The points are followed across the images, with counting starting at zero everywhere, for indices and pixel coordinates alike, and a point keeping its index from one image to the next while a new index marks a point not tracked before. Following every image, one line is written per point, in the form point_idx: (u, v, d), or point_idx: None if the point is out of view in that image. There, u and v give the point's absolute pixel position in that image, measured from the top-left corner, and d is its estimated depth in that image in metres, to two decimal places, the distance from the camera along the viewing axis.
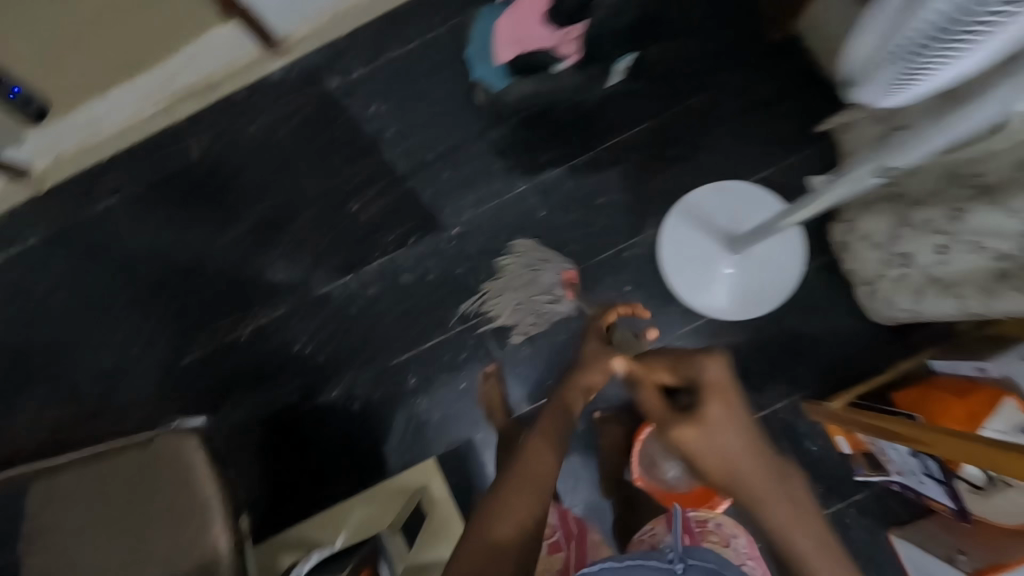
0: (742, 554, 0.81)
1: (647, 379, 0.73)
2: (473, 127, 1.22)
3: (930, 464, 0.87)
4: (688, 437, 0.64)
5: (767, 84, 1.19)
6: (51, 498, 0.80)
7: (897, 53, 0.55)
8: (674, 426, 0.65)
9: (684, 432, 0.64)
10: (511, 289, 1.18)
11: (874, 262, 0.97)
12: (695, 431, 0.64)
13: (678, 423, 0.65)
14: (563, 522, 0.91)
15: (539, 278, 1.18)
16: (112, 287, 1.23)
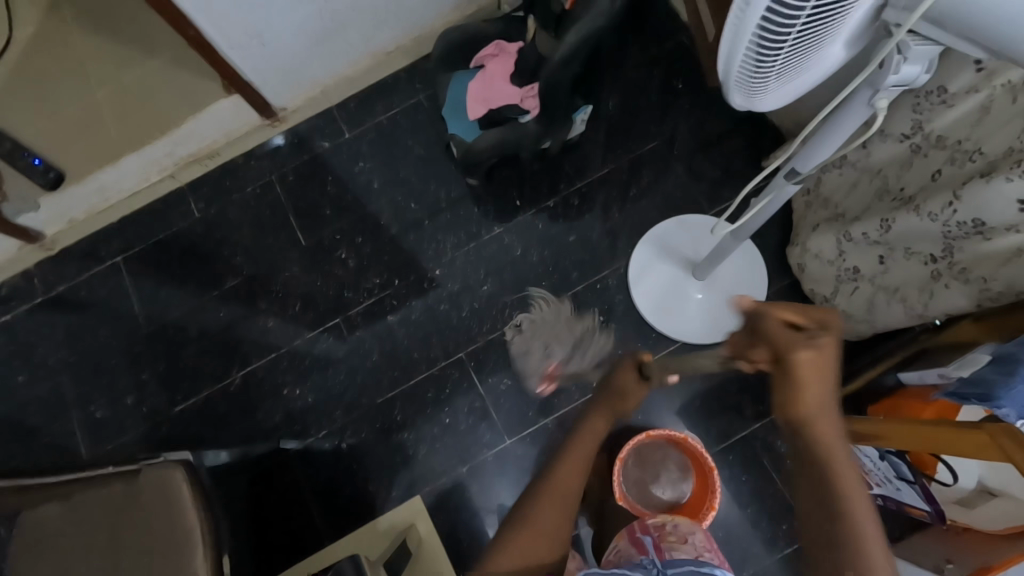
0: (702, 547, 0.75)
1: (766, 316, 0.57)
2: (452, 179, 1.33)
3: (902, 466, 0.88)
4: (805, 367, 0.54)
5: (717, 127, 1.31)
6: (34, 533, 0.81)
7: (751, 62, 0.46)
8: (796, 354, 0.54)
9: (809, 359, 0.54)
10: (546, 331, 1.13)
11: (828, 280, 1.03)
12: (818, 360, 0.54)
13: (804, 350, 0.54)
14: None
15: None
16: (111, 341, 1.29)
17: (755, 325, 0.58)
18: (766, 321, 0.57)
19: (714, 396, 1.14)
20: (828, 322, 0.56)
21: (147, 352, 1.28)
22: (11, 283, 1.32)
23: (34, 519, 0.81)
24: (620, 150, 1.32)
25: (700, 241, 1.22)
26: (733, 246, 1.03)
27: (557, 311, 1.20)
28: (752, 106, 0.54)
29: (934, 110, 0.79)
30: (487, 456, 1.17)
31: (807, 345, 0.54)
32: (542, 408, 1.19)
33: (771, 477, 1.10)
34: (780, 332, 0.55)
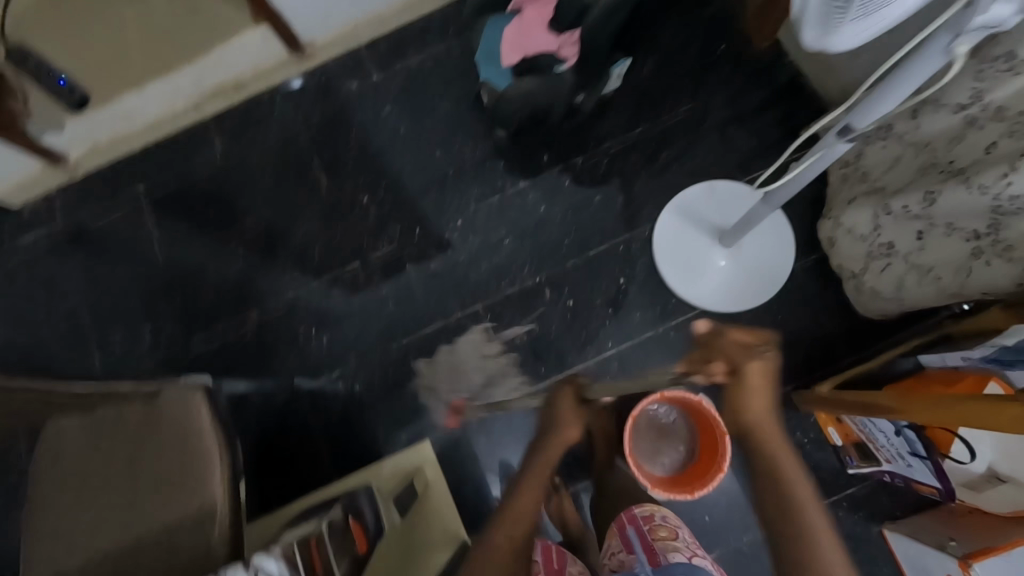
0: (691, 542, 0.82)
1: (722, 335, 0.68)
2: (479, 130, 1.31)
3: (911, 437, 0.85)
4: (755, 373, 0.65)
5: (756, 94, 1.27)
6: (60, 441, 0.83)
7: None
8: (750, 361, 0.65)
9: (761, 366, 0.65)
10: (459, 368, 1.21)
11: (858, 256, 1.01)
12: (765, 368, 0.66)
13: (756, 359, 0.65)
14: (546, 556, 0.86)
15: (474, 379, 1.20)
16: (128, 269, 1.29)
17: (713, 343, 0.68)
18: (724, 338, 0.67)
19: None
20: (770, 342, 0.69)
21: (166, 284, 1.28)
22: (34, 206, 1.32)
23: (61, 428, 0.84)
24: (654, 111, 1.28)
25: (727, 209, 1.20)
26: (764, 215, 1.00)
27: (477, 345, 1.21)
28: (826, 48, 0.53)
29: (997, 78, 0.75)
30: (498, 408, 1.18)
31: (760, 354, 0.65)
32: (554, 366, 1.19)
33: None
34: (733, 346, 0.67)
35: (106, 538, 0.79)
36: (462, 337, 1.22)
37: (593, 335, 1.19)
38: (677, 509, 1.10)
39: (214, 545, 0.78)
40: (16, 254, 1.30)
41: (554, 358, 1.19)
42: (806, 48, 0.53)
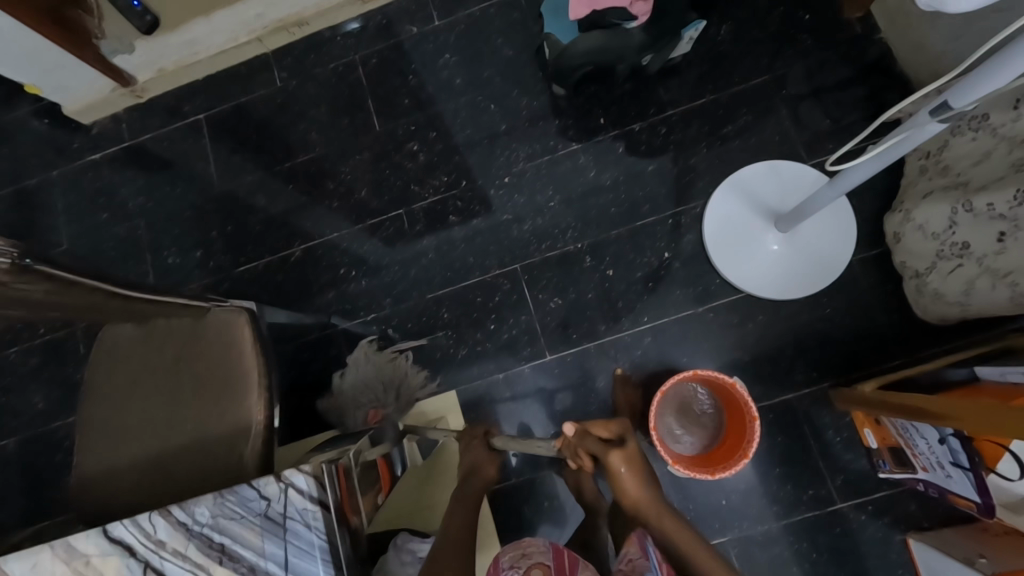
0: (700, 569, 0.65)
1: (585, 435, 0.79)
2: (535, 86, 1.27)
3: (953, 442, 0.82)
4: (617, 460, 0.76)
5: (835, 72, 1.19)
6: (113, 347, 0.88)
7: None
8: (609, 452, 0.77)
9: (618, 455, 0.77)
10: (368, 377, 1.18)
11: (926, 254, 0.95)
12: (625, 456, 0.77)
13: (613, 449, 0.77)
14: (560, 562, 0.71)
15: (383, 386, 1.18)
16: (183, 193, 1.33)
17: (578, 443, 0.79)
18: (583, 436, 0.79)
19: (766, 354, 1.11)
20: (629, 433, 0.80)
21: (217, 212, 1.32)
22: (103, 125, 1.37)
23: (114, 335, 0.89)
24: (721, 83, 1.21)
25: (788, 192, 1.14)
26: (824, 203, 0.95)
27: (367, 358, 1.19)
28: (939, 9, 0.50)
29: None
30: (525, 367, 1.17)
31: (614, 445, 0.78)
32: (585, 334, 1.17)
33: (807, 444, 1.08)
34: (593, 442, 0.78)
35: (149, 443, 0.84)
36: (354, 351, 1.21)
37: (629, 307, 1.17)
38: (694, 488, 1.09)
39: (246, 459, 0.82)
40: (83, 170, 1.36)
41: (587, 326, 1.17)
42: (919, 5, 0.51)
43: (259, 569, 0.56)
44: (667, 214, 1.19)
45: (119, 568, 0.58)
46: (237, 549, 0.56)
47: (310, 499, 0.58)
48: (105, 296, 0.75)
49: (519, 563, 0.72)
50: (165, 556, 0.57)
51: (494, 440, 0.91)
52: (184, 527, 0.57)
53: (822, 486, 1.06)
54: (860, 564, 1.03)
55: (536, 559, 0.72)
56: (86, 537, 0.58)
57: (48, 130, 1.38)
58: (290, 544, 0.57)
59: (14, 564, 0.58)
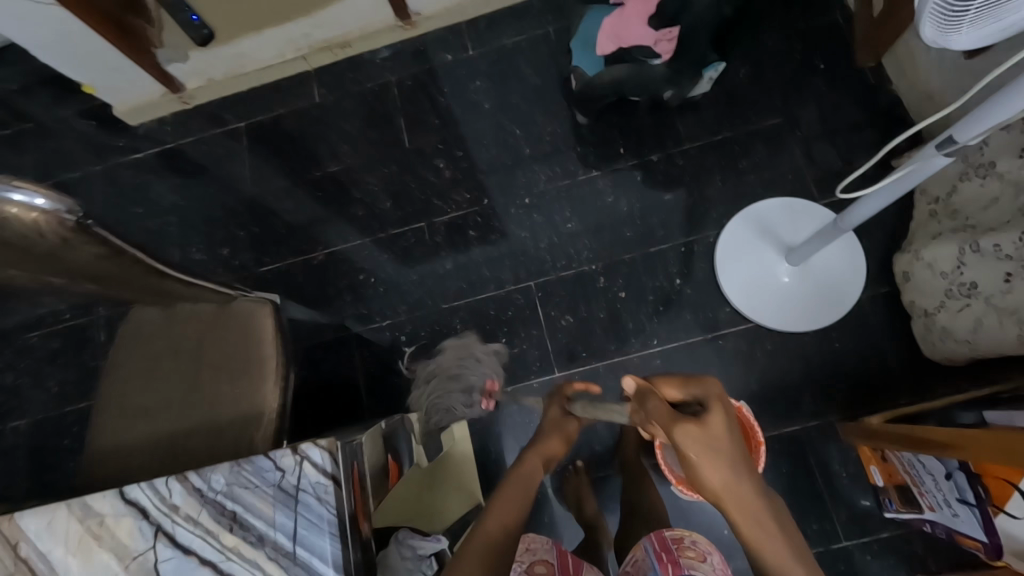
0: (719, 570, 0.69)
1: (650, 398, 0.66)
2: (560, 113, 1.34)
3: (961, 480, 0.82)
4: (689, 440, 0.58)
5: (848, 118, 1.24)
6: (139, 328, 0.92)
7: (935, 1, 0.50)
8: (678, 431, 0.59)
9: (692, 435, 0.58)
10: (440, 381, 1.16)
11: (933, 294, 0.97)
12: (703, 438, 0.58)
13: (684, 425, 0.59)
14: (561, 559, 0.77)
15: (461, 378, 1.14)
16: (216, 194, 1.39)
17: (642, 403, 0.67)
18: (648, 400, 0.65)
19: (774, 383, 1.12)
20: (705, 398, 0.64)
21: (246, 213, 1.37)
22: (148, 126, 1.45)
23: (141, 317, 0.92)
24: (737, 120, 1.27)
25: (799, 227, 1.18)
26: (833, 237, 0.98)
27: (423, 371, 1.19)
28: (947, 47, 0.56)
29: None
30: (533, 381, 1.19)
31: (683, 420, 0.60)
32: (596, 352, 1.19)
33: (812, 478, 1.07)
34: (659, 412, 0.62)
35: (165, 423, 0.86)
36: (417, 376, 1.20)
37: (639, 329, 1.19)
38: (697, 515, 1.08)
39: (257, 444, 0.84)
40: (125, 166, 1.43)
41: (597, 344, 1.19)
42: (928, 45, 0.57)
43: (268, 539, 0.57)
44: (681, 241, 1.22)
45: (131, 531, 0.59)
46: (249, 518, 0.58)
47: (323, 473, 0.59)
48: (145, 271, 0.79)
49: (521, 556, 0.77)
50: (177, 521, 0.58)
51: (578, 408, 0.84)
52: (199, 494, 0.59)
53: (826, 521, 1.05)
54: None
55: (540, 555, 0.77)
56: (103, 498, 0.60)
57: (97, 128, 1.46)
58: (300, 516, 0.58)
59: (30, 520, 0.59)
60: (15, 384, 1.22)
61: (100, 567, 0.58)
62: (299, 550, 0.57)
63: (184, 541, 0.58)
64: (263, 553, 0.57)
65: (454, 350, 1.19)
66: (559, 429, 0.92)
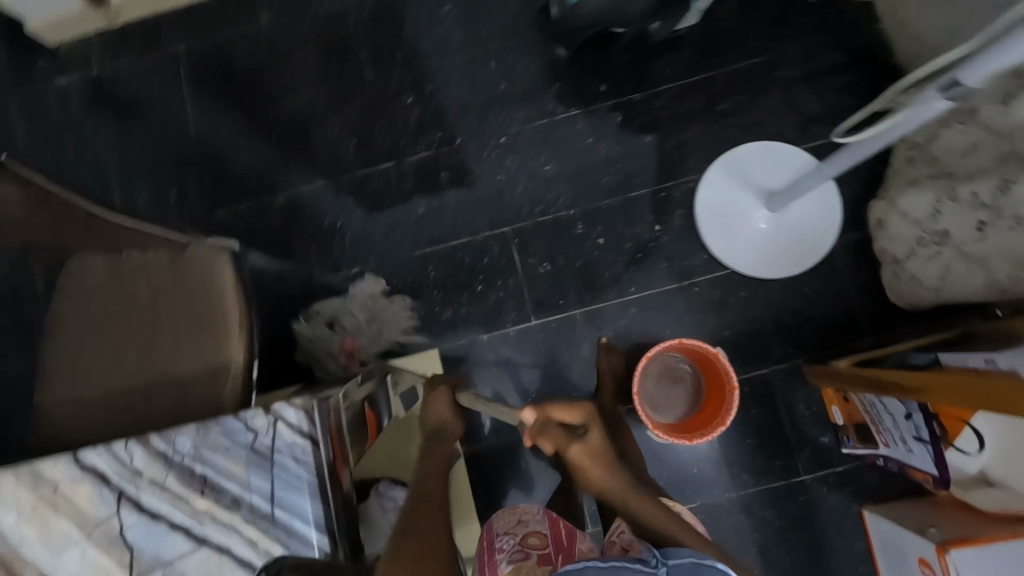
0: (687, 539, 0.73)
1: (547, 417, 0.77)
2: (537, 45, 1.24)
3: (919, 422, 0.86)
4: (580, 458, 0.74)
5: (833, 59, 1.20)
6: (83, 277, 0.83)
7: None
8: (571, 449, 0.75)
9: (582, 450, 0.74)
10: (350, 307, 1.19)
11: (906, 241, 1.00)
12: (590, 451, 0.74)
13: (574, 444, 0.75)
14: (554, 530, 0.72)
15: (351, 322, 1.19)
16: (157, 129, 1.26)
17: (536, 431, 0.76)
18: (546, 426, 0.76)
19: (747, 331, 1.14)
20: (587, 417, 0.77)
21: (193, 153, 1.25)
22: (69, 49, 1.28)
23: (83, 265, 0.83)
24: (722, 59, 1.22)
25: (781, 171, 1.16)
26: (814, 184, 0.97)
27: (365, 291, 1.19)
28: None
29: None
30: (509, 330, 1.17)
31: (576, 442, 0.75)
32: (574, 299, 1.17)
33: (778, 417, 1.12)
34: (554, 428, 0.76)
35: (121, 380, 0.80)
36: (352, 290, 1.20)
37: (617, 277, 1.17)
38: (670, 456, 1.10)
39: (226, 402, 0.79)
40: (48, 97, 1.26)
41: (574, 291, 1.17)
42: None
43: (244, 502, 0.55)
44: (661, 187, 1.19)
45: (92, 497, 0.55)
46: (221, 480, 0.55)
47: (300, 433, 0.56)
48: (83, 216, 0.79)
49: (515, 529, 0.73)
50: (142, 487, 0.55)
51: (461, 397, 0.86)
52: (163, 457, 0.55)
53: (789, 458, 1.11)
54: (819, 532, 1.08)
55: (533, 527, 0.72)
56: (55, 464, 0.55)
57: (8, 50, 1.27)
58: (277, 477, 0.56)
59: None
60: None
61: (61, 536, 0.55)
62: (278, 511, 0.55)
63: (152, 507, 0.55)
64: (240, 516, 0.55)
65: (393, 312, 1.19)
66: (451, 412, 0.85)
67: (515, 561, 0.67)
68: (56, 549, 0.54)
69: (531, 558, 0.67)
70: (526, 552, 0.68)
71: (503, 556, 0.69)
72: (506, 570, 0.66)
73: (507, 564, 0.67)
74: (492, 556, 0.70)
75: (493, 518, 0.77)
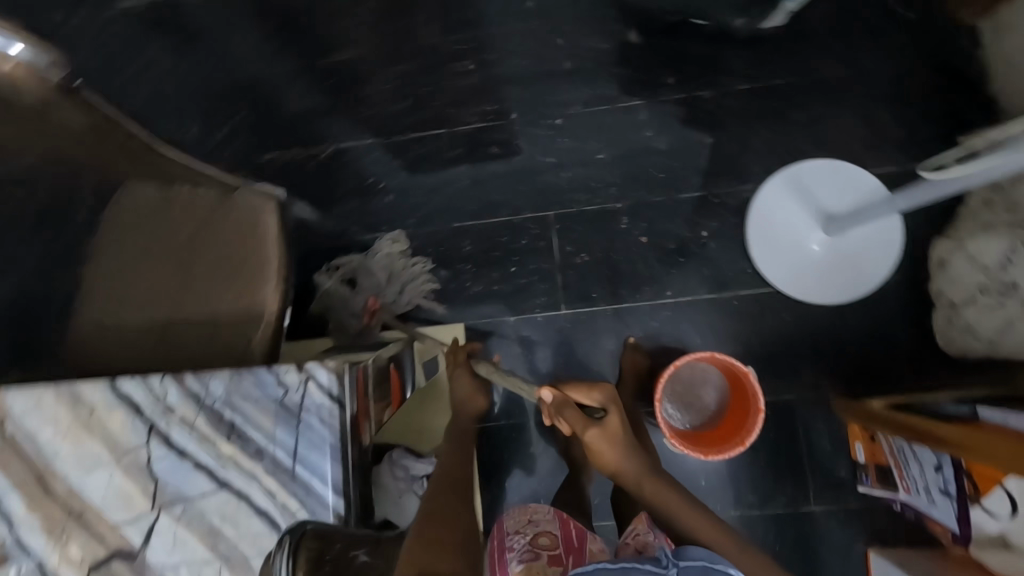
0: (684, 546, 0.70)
1: (564, 402, 0.80)
2: (608, 26, 1.19)
3: (948, 473, 0.83)
4: (595, 440, 0.78)
5: (920, 81, 1.13)
6: (129, 199, 0.80)
7: None
8: (587, 433, 0.78)
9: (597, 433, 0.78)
10: (374, 266, 1.18)
11: (969, 286, 0.96)
12: (605, 434, 0.78)
13: (591, 427, 0.78)
14: (564, 531, 0.74)
15: (374, 280, 1.18)
16: (214, 63, 1.25)
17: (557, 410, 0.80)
18: (565, 409, 0.79)
19: (779, 352, 1.11)
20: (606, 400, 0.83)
21: (247, 92, 1.25)
22: None
23: (133, 188, 0.81)
24: (801, 66, 1.15)
25: (846, 194, 1.10)
26: (881, 214, 0.91)
27: (386, 251, 1.18)
28: None
29: None
30: (537, 314, 1.16)
31: (593, 424, 0.78)
32: (606, 294, 1.15)
33: (796, 444, 1.09)
34: (574, 416, 0.79)
35: (157, 310, 0.79)
36: (372, 247, 1.20)
37: (653, 277, 1.15)
38: (680, 466, 1.09)
39: (255, 347, 0.82)
40: (114, 16, 1.27)
41: (608, 286, 1.15)
42: None
43: (266, 452, 0.61)
44: (714, 192, 1.15)
45: (126, 426, 0.56)
46: (248, 429, 0.61)
47: None
48: (145, 149, 0.82)
49: (525, 529, 0.74)
50: (172, 423, 0.57)
51: (477, 367, 1.00)
52: (196, 398, 0.58)
53: (800, 486, 1.09)
54: (818, 564, 1.07)
55: (544, 527, 0.74)
56: (94, 387, 0.55)
57: None
58: (302, 435, 0.64)
59: (13, 400, 0.52)
60: None
61: (90, 458, 0.55)
62: None
63: (181, 443, 0.57)
64: (261, 466, 0.61)
65: (414, 274, 1.18)
66: (474, 385, 0.99)
67: (525, 560, 0.67)
68: (84, 471, 0.54)
69: (542, 558, 0.67)
70: (537, 552, 0.68)
71: (513, 554, 0.69)
72: (517, 568, 0.67)
73: (518, 563, 0.67)
74: (503, 555, 0.71)
75: (505, 517, 0.80)
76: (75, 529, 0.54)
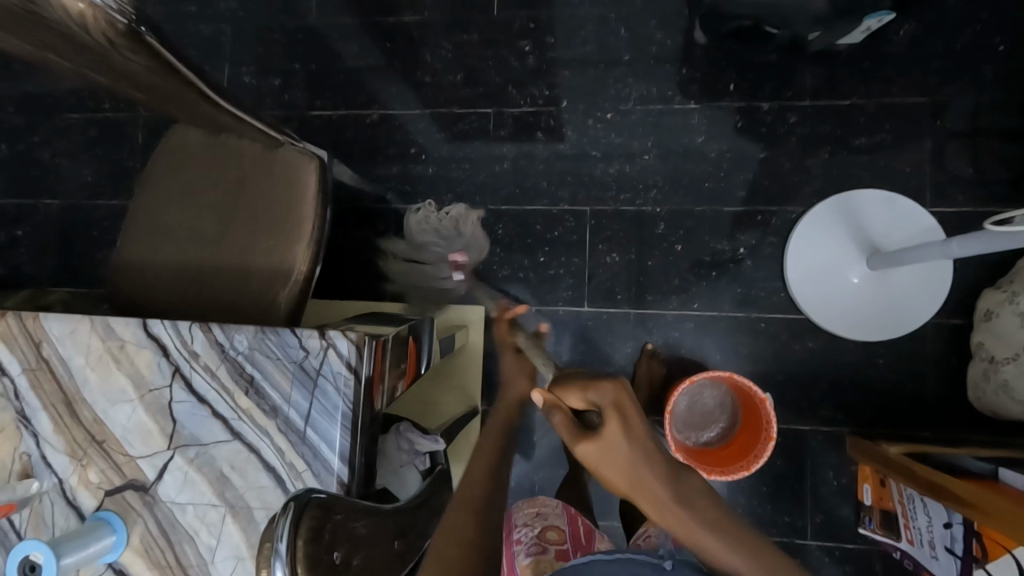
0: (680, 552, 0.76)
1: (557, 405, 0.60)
2: (677, 23, 1.15)
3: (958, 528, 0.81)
4: (592, 461, 0.55)
5: (1000, 122, 1.06)
6: (179, 149, 0.86)
7: None
8: (582, 452, 0.56)
9: (594, 452, 0.54)
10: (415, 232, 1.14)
11: (1013, 345, 0.90)
12: (606, 455, 0.54)
13: (584, 443, 0.55)
14: (572, 527, 0.77)
15: (434, 244, 1.14)
16: (277, 12, 1.26)
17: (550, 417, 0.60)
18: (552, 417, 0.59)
19: (800, 382, 1.09)
20: (603, 403, 0.55)
21: (305, 45, 1.25)
22: None
23: (182, 137, 0.86)
24: (873, 90, 1.09)
25: (899, 229, 1.05)
26: (928, 257, 0.87)
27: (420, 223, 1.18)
28: None
29: None
30: (559, 308, 1.15)
31: (585, 442, 0.55)
32: (632, 298, 1.14)
33: (803, 476, 1.07)
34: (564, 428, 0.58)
35: (192, 254, 0.84)
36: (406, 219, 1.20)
37: (682, 287, 1.12)
38: None
39: (281, 302, 0.80)
40: None
41: (635, 289, 1.14)
42: None
43: (281, 412, 0.59)
44: (760, 209, 1.11)
45: (150, 364, 0.61)
46: (266, 386, 0.60)
47: (345, 364, 0.59)
48: (197, 97, 0.75)
49: (533, 521, 0.77)
50: (195, 368, 0.60)
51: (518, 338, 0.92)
52: (220, 348, 0.60)
53: (800, 518, 1.07)
54: None
55: (552, 521, 0.77)
56: (125, 325, 0.61)
57: None
58: (316, 401, 0.59)
59: (53, 325, 0.62)
60: (51, 163, 1.20)
61: (116, 389, 0.61)
62: (308, 431, 0.58)
63: (199, 390, 0.60)
64: (273, 424, 0.59)
65: (456, 220, 1.15)
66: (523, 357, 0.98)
67: (533, 554, 0.71)
68: (110, 398, 0.61)
69: (549, 553, 0.71)
70: (544, 547, 0.72)
71: (521, 547, 0.73)
72: (524, 562, 0.71)
73: (525, 556, 0.71)
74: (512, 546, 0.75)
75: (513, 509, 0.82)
76: (94, 453, 0.60)
